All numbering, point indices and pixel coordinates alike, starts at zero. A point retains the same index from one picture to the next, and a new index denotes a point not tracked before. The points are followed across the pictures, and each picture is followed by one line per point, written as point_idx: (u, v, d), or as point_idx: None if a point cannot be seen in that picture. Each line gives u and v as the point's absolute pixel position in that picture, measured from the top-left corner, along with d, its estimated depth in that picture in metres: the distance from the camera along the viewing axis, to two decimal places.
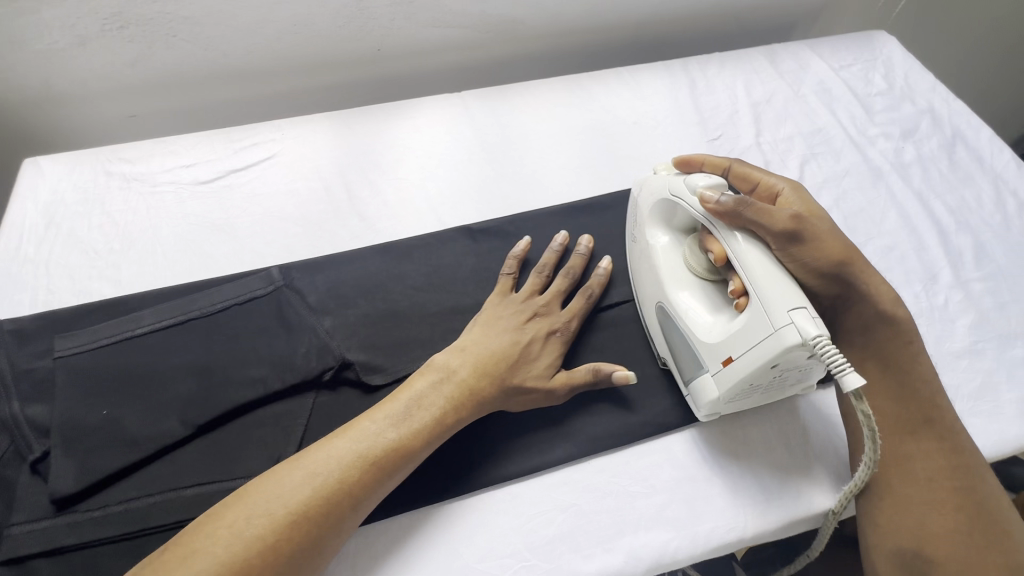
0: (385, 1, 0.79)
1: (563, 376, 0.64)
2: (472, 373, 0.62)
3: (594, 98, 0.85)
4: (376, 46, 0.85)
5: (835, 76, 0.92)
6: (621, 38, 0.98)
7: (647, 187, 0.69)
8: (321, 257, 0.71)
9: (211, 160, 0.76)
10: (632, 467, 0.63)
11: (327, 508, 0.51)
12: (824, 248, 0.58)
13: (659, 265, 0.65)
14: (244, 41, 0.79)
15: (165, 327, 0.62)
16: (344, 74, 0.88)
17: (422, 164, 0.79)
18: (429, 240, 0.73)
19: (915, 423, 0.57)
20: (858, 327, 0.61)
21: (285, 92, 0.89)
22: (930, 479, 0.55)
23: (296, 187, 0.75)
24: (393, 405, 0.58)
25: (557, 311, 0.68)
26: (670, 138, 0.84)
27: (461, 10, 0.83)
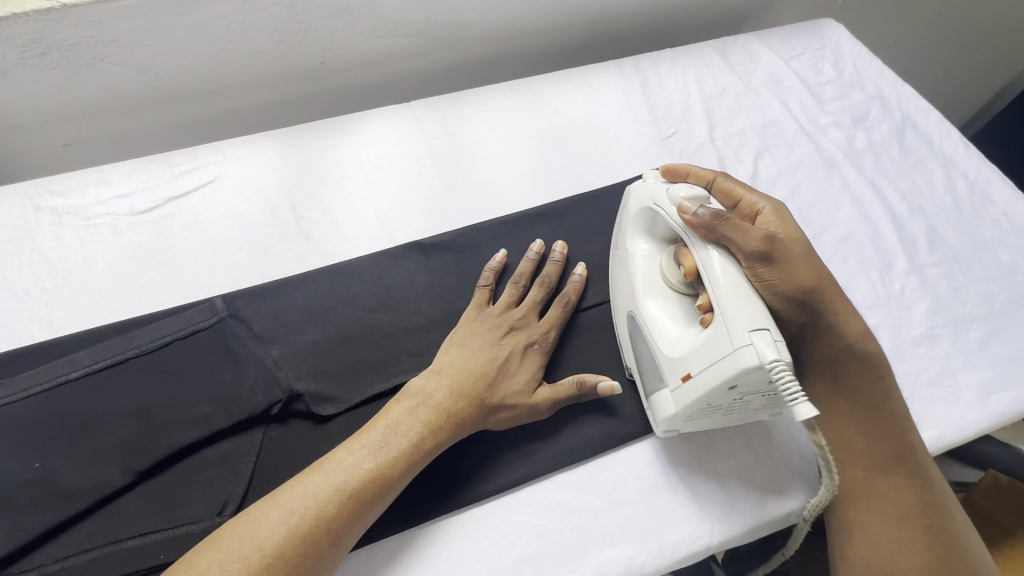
0: (324, 13, 0.81)
1: (544, 391, 0.61)
2: (449, 395, 0.58)
3: (545, 101, 0.86)
4: (319, 59, 0.87)
5: (785, 66, 0.94)
6: (570, 37, 0.99)
7: (630, 196, 0.66)
8: (267, 282, 0.70)
9: (149, 188, 0.76)
10: (595, 482, 0.59)
11: (306, 549, 0.48)
12: (796, 275, 0.54)
13: (636, 273, 0.63)
14: (177, 61, 0.80)
15: (101, 369, 0.61)
16: (291, 90, 0.91)
17: (367, 174, 0.80)
18: (379, 258, 0.72)
19: (887, 458, 0.55)
20: (830, 360, 0.58)
21: (233, 110, 0.91)
22: (901, 518, 0.53)
23: (240, 211, 0.76)
24: (369, 435, 0.55)
25: (535, 323, 0.65)
26: (624, 138, 0.86)
27: (404, 20, 0.85)
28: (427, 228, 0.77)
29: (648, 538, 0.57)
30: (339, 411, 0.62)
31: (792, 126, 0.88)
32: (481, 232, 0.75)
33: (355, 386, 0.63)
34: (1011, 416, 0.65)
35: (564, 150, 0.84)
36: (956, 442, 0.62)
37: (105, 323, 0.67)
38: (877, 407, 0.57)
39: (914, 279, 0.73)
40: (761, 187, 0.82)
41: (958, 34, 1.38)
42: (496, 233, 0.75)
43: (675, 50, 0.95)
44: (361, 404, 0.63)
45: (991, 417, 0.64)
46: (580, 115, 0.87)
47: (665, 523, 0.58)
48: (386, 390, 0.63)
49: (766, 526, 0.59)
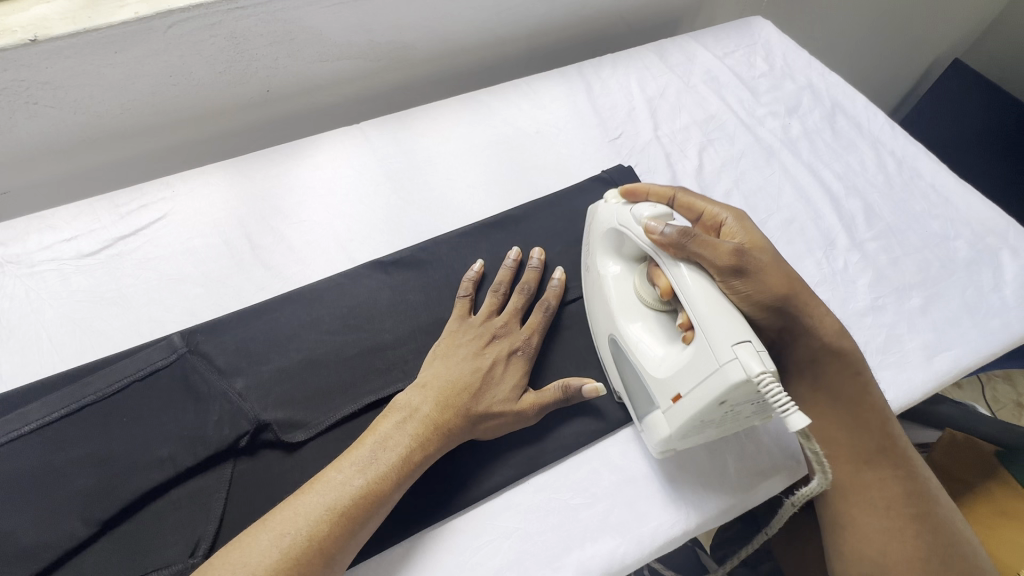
0: (265, 42, 0.81)
1: (530, 396, 0.62)
2: (435, 407, 0.58)
3: (494, 112, 0.88)
4: (265, 87, 0.87)
5: (721, 64, 0.98)
6: (514, 50, 1.02)
7: (595, 219, 0.68)
8: (227, 313, 0.69)
9: (95, 229, 0.74)
10: (571, 479, 0.60)
11: (300, 570, 0.47)
12: (768, 284, 0.55)
13: (611, 295, 0.64)
14: (117, 99, 0.79)
15: (57, 420, 0.58)
16: (239, 119, 0.90)
17: (324, 198, 0.79)
18: (339, 280, 0.72)
19: (870, 450, 0.59)
20: (808, 361, 0.60)
21: (179, 142, 0.90)
22: (891, 506, 0.56)
23: (194, 245, 0.75)
24: (357, 451, 0.54)
25: (517, 330, 0.66)
26: (573, 142, 0.88)
27: (348, 43, 0.87)
28: (387, 246, 0.77)
29: (626, 529, 0.58)
30: (311, 437, 0.61)
31: (733, 119, 0.92)
32: (442, 245, 0.75)
33: (325, 410, 0.63)
34: (954, 374, 0.68)
35: (516, 159, 0.86)
36: (906, 403, 0.65)
37: (57, 371, 0.65)
38: (857, 400, 0.59)
39: (857, 254, 0.77)
40: (708, 179, 0.85)
41: (882, 22, 1.46)
42: (455, 244, 0.76)
43: (616, 54, 0.98)
44: (333, 427, 0.62)
45: (937, 376, 0.68)
46: (530, 124, 0.89)
47: (642, 511, 0.59)
48: (358, 411, 0.63)
49: (744, 500, 0.62)
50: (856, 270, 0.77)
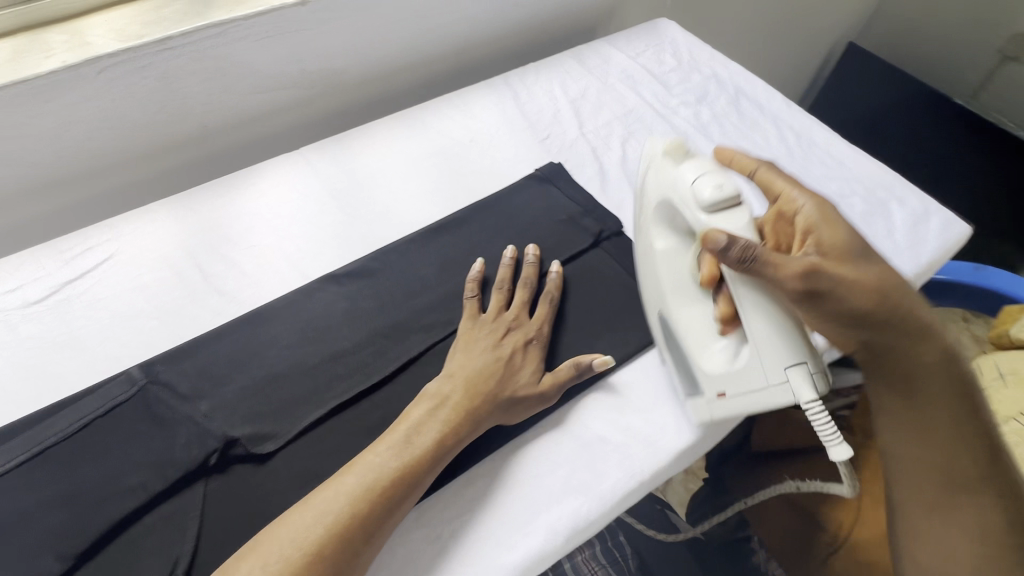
0: (196, 80, 0.84)
1: (548, 377, 0.66)
2: (464, 394, 0.62)
3: (428, 127, 0.94)
4: (201, 123, 0.89)
5: (635, 64, 1.07)
6: (445, 66, 1.08)
7: (654, 171, 0.71)
8: (187, 339, 0.71)
9: (39, 277, 0.75)
10: (530, 451, 0.64)
11: (338, 547, 0.50)
12: (851, 307, 0.57)
13: (661, 269, 0.69)
14: (53, 147, 0.80)
15: (19, 465, 0.59)
16: (182, 154, 0.92)
17: (274, 222, 0.82)
18: (293, 297, 0.74)
19: (971, 477, 0.57)
20: (904, 372, 0.59)
21: (121, 187, 0.91)
22: (982, 540, 0.55)
23: (143, 282, 0.76)
24: (392, 436, 0.58)
25: (527, 320, 0.70)
26: (506, 146, 0.94)
27: (279, 73, 0.90)
28: (340, 260, 0.80)
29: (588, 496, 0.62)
30: (281, 446, 0.63)
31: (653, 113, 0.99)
32: (391, 254, 0.79)
33: (291, 418, 0.65)
34: None
35: (454, 167, 0.91)
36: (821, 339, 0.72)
37: (15, 417, 0.65)
38: (954, 423, 0.58)
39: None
40: (632, 167, 0.92)
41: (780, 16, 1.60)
42: (404, 251, 0.80)
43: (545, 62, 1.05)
44: (301, 435, 0.64)
45: None
46: (463, 134, 0.94)
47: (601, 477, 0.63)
48: (323, 416, 0.65)
49: None
50: None
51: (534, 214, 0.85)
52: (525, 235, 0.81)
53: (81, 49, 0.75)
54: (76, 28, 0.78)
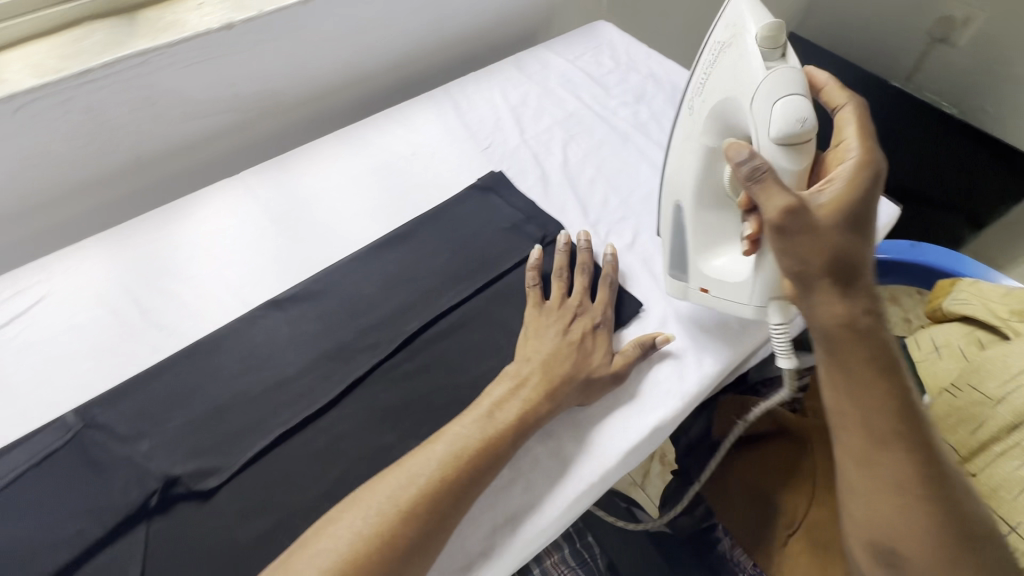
0: (279, 50, 0.81)
1: (621, 358, 0.61)
2: (544, 377, 0.56)
3: (499, 99, 0.91)
4: (285, 97, 0.87)
5: (649, 54, 0.98)
6: (457, 49, 1.02)
7: (732, 55, 0.56)
8: (166, 354, 0.62)
9: (72, 266, 0.68)
10: (605, 442, 0.57)
11: (426, 515, 0.46)
12: (843, 262, 0.48)
13: (695, 166, 0.60)
14: (134, 122, 0.76)
15: (19, 476, 0.52)
16: (211, 151, 0.85)
17: (314, 196, 0.77)
18: (348, 261, 0.69)
19: (886, 418, 0.47)
20: (854, 342, 0.48)
21: (168, 148, 0.81)
22: (891, 485, 0.47)
23: (195, 257, 0.70)
24: (476, 409, 0.54)
25: (591, 305, 0.63)
26: (585, 118, 0.88)
27: (361, 41, 0.88)
28: (374, 233, 0.74)
29: (608, 456, 0.56)
30: (225, 481, 0.52)
31: (657, 94, 0.92)
32: (437, 221, 0.73)
33: (308, 398, 0.58)
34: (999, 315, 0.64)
35: (528, 138, 0.85)
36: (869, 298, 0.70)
37: (19, 431, 0.56)
38: (884, 399, 0.47)
39: None
40: None
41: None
42: (461, 199, 0.76)
43: (565, 36, 1.04)
44: (349, 408, 0.58)
45: None
46: (539, 108, 0.90)
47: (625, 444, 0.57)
48: None
49: None
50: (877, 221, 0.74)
51: (598, 194, 0.78)
52: (603, 211, 0.76)
53: (172, 26, 0.73)
54: (168, 6, 0.76)
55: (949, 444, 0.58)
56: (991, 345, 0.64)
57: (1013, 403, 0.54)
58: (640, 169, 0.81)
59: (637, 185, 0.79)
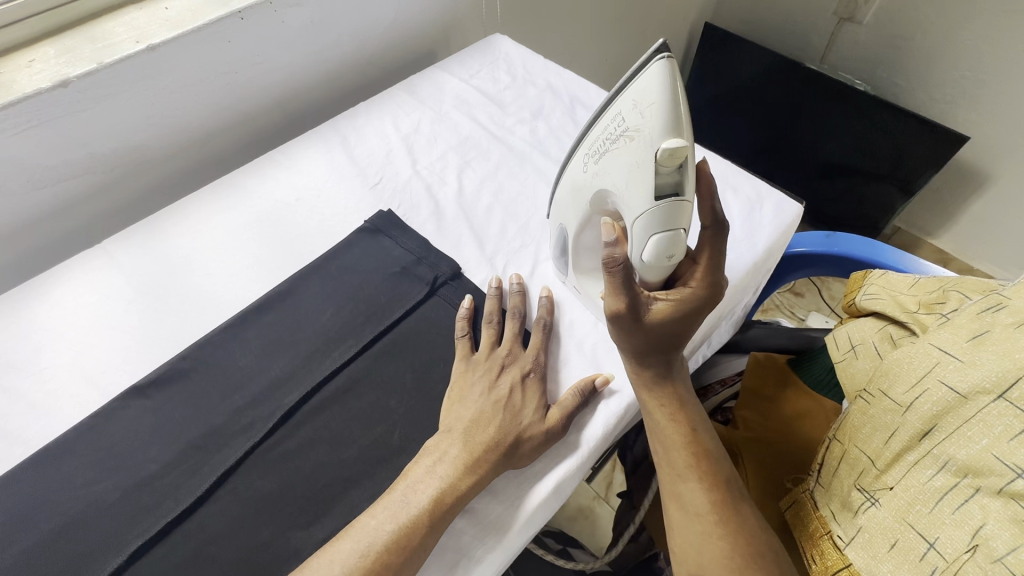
0: (137, 101, 0.74)
1: (557, 410, 0.56)
2: (465, 448, 0.51)
3: (390, 127, 0.86)
4: (153, 149, 0.80)
5: (545, 65, 0.95)
6: (347, 77, 0.97)
7: (625, 157, 0.43)
8: (10, 466, 0.55)
9: None
10: (509, 499, 0.53)
11: None
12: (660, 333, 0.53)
13: (579, 207, 0.53)
14: None
15: None
16: (71, 218, 0.77)
17: (187, 258, 0.70)
18: (223, 330, 0.63)
19: (681, 454, 0.53)
20: (664, 397, 0.55)
21: (19, 222, 0.73)
22: (693, 517, 0.51)
23: (45, 345, 0.63)
24: (391, 495, 0.49)
25: (522, 353, 0.59)
26: (479, 139, 0.84)
27: (232, 82, 0.82)
28: (254, 294, 0.68)
29: (509, 522, 0.51)
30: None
31: (554, 107, 0.88)
32: (323, 273, 0.67)
33: (173, 499, 0.52)
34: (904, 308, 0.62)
35: (422, 167, 0.80)
36: (755, 280, 0.71)
37: None
38: (681, 439, 0.54)
39: (775, 198, 0.74)
40: None
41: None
42: (348, 244, 0.70)
43: (460, 53, 0.99)
44: (223, 500, 0.52)
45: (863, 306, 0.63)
46: (431, 133, 0.85)
47: (528, 503, 0.52)
48: None
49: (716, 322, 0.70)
50: (783, 219, 0.72)
51: (495, 224, 0.73)
52: (502, 241, 0.72)
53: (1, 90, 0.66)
54: None
55: (865, 456, 0.56)
56: (902, 342, 0.62)
57: (919, 410, 0.52)
58: (538, 190, 0.77)
59: (536, 209, 0.75)
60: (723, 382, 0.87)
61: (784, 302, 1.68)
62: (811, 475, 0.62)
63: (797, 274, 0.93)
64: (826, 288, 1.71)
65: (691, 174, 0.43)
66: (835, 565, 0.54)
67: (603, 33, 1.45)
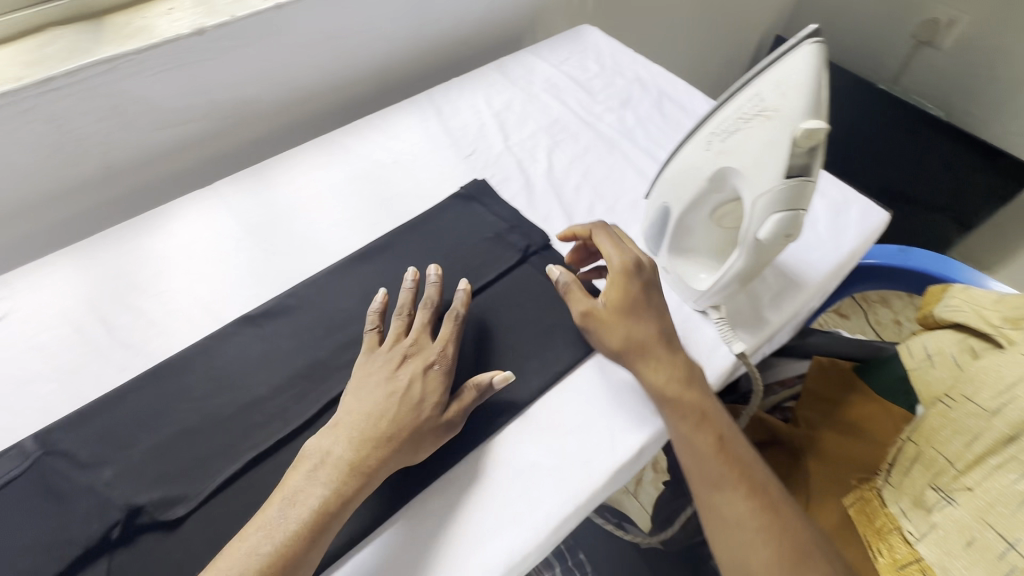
0: (255, 54, 0.79)
1: (456, 405, 0.54)
2: (350, 446, 0.49)
3: (482, 102, 0.89)
4: (262, 102, 0.85)
5: (633, 58, 0.98)
6: (441, 53, 1.01)
7: (761, 134, 0.47)
8: (134, 374, 0.59)
9: (34, 282, 0.66)
10: (594, 450, 0.55)
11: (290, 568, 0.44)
12: (654, 343, 0.57)
13: (690, 187, 0.55)
14: (104, 131, 0.73)
15: None
16: (184, 160, 0.83)
17: (292, 206, 0.75)
18: (329, 273, 0.67)
19: (715, 463, 0.54)
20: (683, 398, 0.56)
21: (138, 159, 0.78)
22: (735, 526, 0.52)
23: (163, 271, 0.68)
24: (266, 510, 0.47)
25: (429, 343, 0.57)
26: (569, 121, 0.86)
27: (339, 45, 0.86)
28: (354, 244, 0.71)
29: (596, 471, 0.54)
30: (192, 510, 0.50)
31: (643, 98, 0.90)
32: (420, 231, 0.71)
33: (281, 419, 0.56)
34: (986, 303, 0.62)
35: (511, 143, 0.83)
36: (839, 280, 0.72)
37: None
38: (712, 447, 0.54)
39: (862, 204, 0.74)
40: None
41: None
42: (444, 207, 0.74)
43: (548, 40, 1.02)
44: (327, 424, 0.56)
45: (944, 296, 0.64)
46: (519, 112, 0.88)
47: (613, 458, 0.55)
48: None
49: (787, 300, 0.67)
50: (869, 223, 0.73)
51: (584, 202, 0.76)
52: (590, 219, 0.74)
53: (143, 33, 0.70)
54: (139, 11, 0.74)
55: (943, 457, 0.56)
56: (984, 354, 0.62)
57: (1008, 416, 0.53)
58: (625, 175, 0.79)
59: (623, 192, 0.77)
60: (783, 383, 0.88)
61: (829, 321, 1.67)
62: (880, 474, 0.63)
63: (865, 285, 0.93)
64: (872, 312, 1.69)
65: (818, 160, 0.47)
66: (906, 559, 0.56)
67: (677, 38, 1.47)
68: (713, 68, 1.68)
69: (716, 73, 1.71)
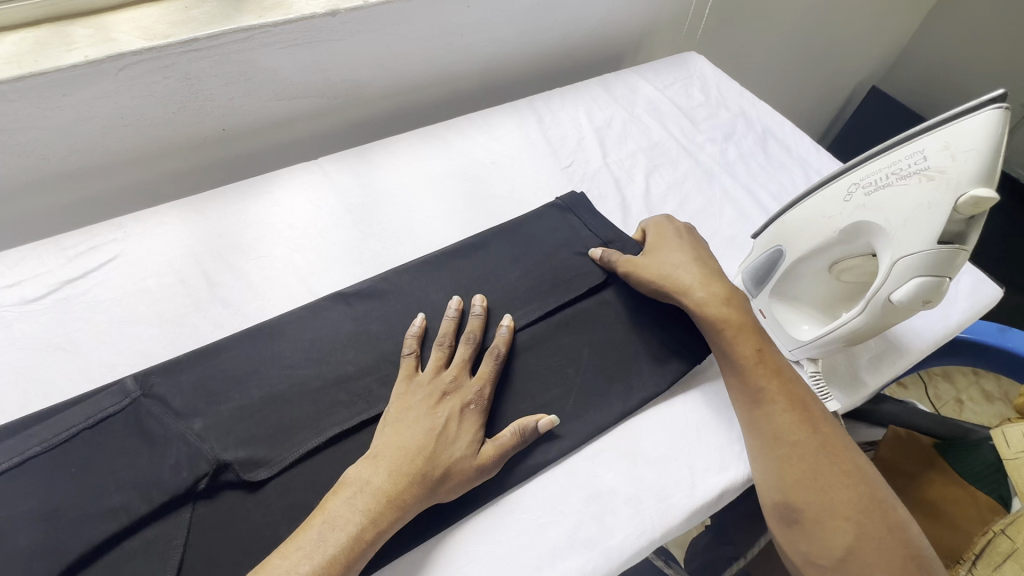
0: (374, 40, 0.80)
1: (491, 447, 0.52)
2: (390, 477, 0.48)
3: (584, 115, 0.89)
4: (368, 86, 0.86)
5: (740, 92, 0.96)
6: (544, 61, 1.01)
7: (920, 193, 0.48)
8: (230, 332, 0.61)
9: (143, 228, 0.68)
10: (673, 486, 0.54)
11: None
12: (696, 275, 0.62)
13: (820, 234, 0.55)
14: (226, 94, 0.75)
15: (78, 433, 0.51)
16: (289, 132, 0.85)
17: (393, 191, 0.76)
18: (423, 263, 0.67)
19: (757, 373, 0.56)
20: (726, 314, 0.59)
21: (248, 124, 0.81)
22: (776, 436, 0.54)
23: (264, 236, 0.70)
24: (304, 532, 0.45)
25: (468, 381, 0.55)
26: (669, 147, 0.86)
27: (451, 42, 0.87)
28: (449, 239, 0.73)
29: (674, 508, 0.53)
30: (275, 474, 0.52)
31: (746, 134, 0.89)
32: (516, 234, 0.71)
33: (366, 401, 0.57)
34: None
35: (610, 160, 0.83)
36: None
37: (88, 389, 0.56)
38: (754, 355, 0.57)
39: (973, 276, 0.71)
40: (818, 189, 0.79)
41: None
42: (541, 214, 0.73)
43: (654, 62, 1.01)
44: None
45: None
46: (620, 129, 0.87)
47: (692, 497, 0.54)
48: None
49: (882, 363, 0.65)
50: (979, 296, 0.69)
51: None
52: None
53: (281, 8, 0.73)
54: None
55: None
56: None
57: None
58: (723, 210, 0.78)
59: (719, 226, 0.76)
60: None
61: None
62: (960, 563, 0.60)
63: (951, 359, 0.89)
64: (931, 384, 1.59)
65: (972, 229, 0.49)
66: None
67: (772, 76, 1.44)
68: (802, 109, 1.63)
69: (803, 116, 1.66)
